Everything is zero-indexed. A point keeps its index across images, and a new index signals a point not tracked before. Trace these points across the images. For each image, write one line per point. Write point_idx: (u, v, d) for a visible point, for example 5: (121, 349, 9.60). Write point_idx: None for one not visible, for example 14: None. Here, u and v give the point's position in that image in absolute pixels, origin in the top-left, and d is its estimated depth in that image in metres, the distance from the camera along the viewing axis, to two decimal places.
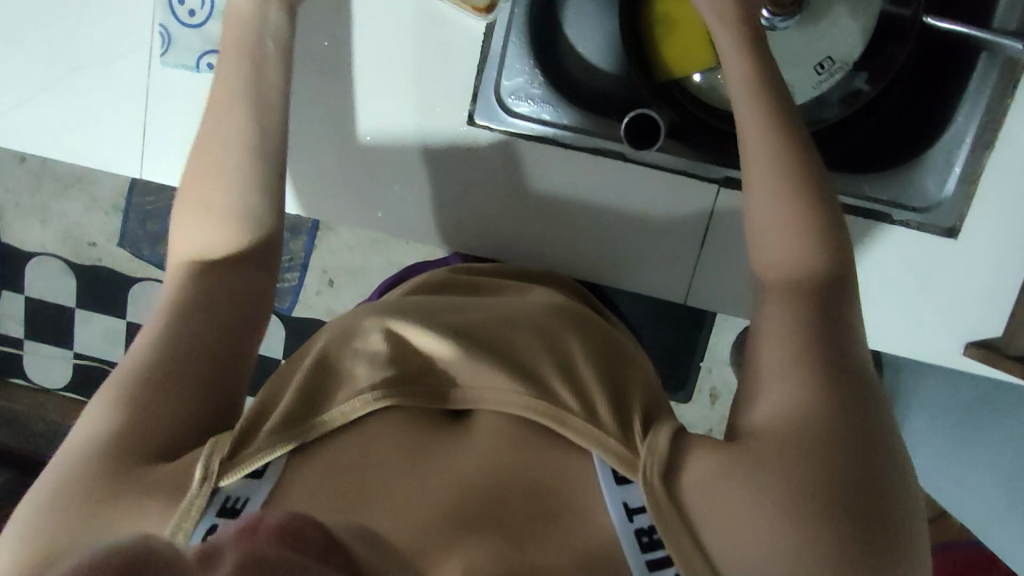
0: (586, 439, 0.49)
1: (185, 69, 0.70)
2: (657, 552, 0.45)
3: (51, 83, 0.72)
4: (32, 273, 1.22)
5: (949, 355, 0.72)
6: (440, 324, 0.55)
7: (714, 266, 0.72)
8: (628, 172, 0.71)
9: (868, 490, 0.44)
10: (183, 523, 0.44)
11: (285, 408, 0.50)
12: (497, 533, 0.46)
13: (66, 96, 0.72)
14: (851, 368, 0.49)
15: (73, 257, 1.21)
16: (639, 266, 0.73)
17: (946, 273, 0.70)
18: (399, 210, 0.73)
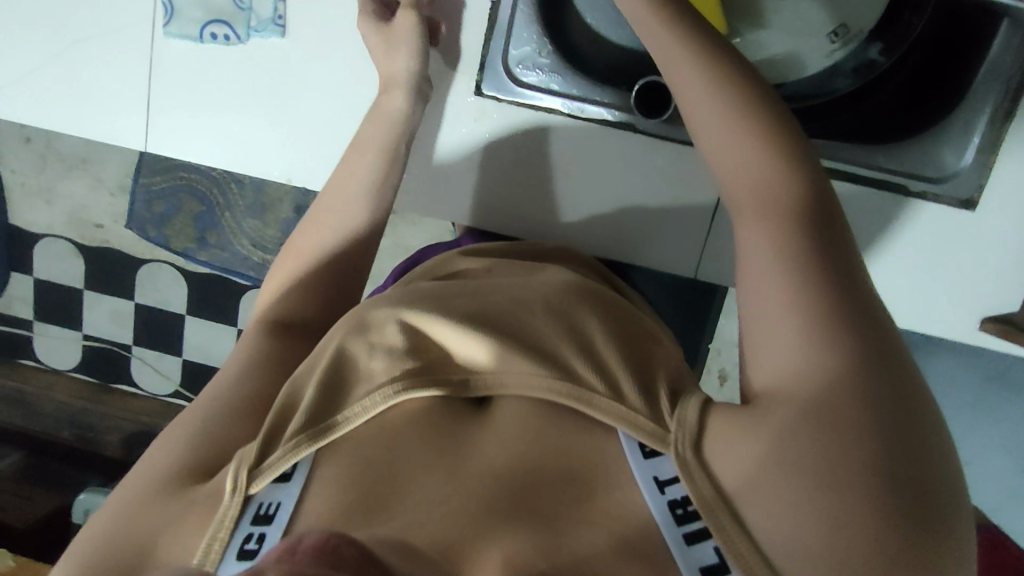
0: (615, 422, 0.46)
1: (189, 39, 0.74)
2: (692, 525, 0.43)
3: (54, 58, 0.77)
4: (42, 255, 1.34)
5: (966, 333, 0.74)
6: (452, 312, 0.53)
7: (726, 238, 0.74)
8: (637, 144, 0.74)
9: (909, 463, 0.41)
10: (218, 533, 0.44)
11: (307, 405, 0.48)
12: (533, 524, 0.43)
13: (67, 70, 0.77)
14: (867, 314, 0.45)
15: (81, 238, 1.32)
16: (666, 240, 0.76)
17: (967, 247, 0.71)
18: (434, 194, 0.78)
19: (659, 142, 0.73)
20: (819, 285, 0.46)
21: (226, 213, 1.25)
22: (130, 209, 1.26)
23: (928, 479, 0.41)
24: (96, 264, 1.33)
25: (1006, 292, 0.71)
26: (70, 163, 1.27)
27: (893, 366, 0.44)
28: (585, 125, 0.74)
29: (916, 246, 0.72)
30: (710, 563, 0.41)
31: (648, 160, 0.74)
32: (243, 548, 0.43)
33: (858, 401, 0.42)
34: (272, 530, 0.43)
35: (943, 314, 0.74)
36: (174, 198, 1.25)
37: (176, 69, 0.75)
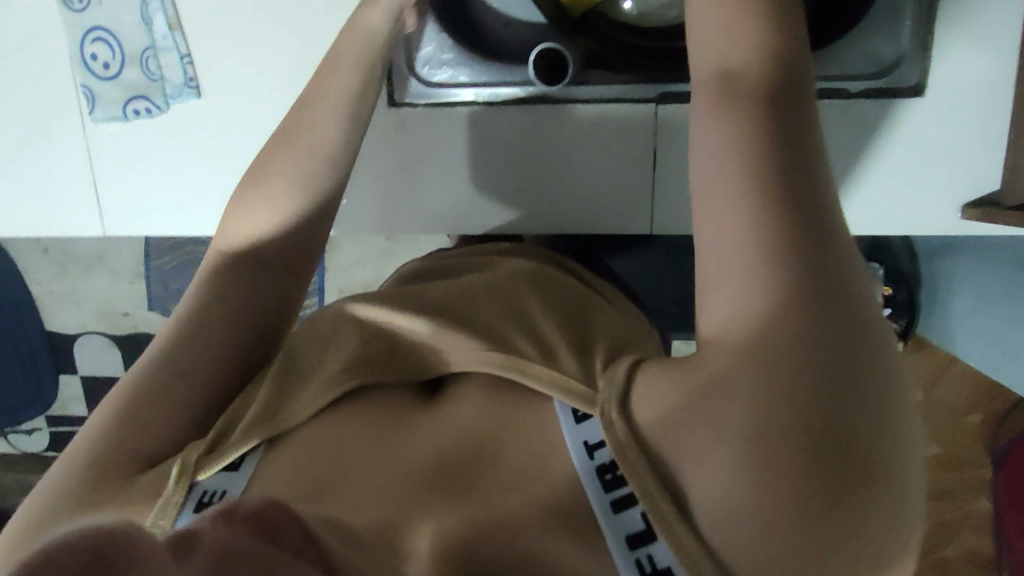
0: (545, 387, 0.46)
1: (116, 120, 0.77)
2: (621, 489, 0.42)
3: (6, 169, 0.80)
4: (81, 353, 1.40)
5: (951, 224, 0.72)
6: (402, 307, 0.56)
7: (678, 186, 0.76)
8: (572, 110, 0.74)
9: (840, 406, 0.36)
10: (161, 519, 0.44)
11: (256, 409, 0.50)
12: (463, 502, 0.43)
13: (21, 176, 0.80)
14: (822, 233, 0.39)
15: (111, 330, 1.38)
16: (618, 203, 0.77)
17: (930, 137, 0.69)
18: (393, 207, 0.79)
19: (569, 102, 0.74)
20: (779, 198, 0.39)
21: None
22: (149, 295, 1.34)
23: (869, 437, 0.36)
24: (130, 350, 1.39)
25: (980, 173, 0.70)
26: (87, 263, 1.33)
27: (850, 302, 0.38)
28: (502, 101, 0.75)
29: (879, 149, 0.71)
30: (635, 531, 0.41)
31: (572, 129, 0.75)
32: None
33: (807, 338, 0.36)
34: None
35: (918, 212, 0.72)
36: (188, 273, 1.32)
37: (114, 151, 0.79)
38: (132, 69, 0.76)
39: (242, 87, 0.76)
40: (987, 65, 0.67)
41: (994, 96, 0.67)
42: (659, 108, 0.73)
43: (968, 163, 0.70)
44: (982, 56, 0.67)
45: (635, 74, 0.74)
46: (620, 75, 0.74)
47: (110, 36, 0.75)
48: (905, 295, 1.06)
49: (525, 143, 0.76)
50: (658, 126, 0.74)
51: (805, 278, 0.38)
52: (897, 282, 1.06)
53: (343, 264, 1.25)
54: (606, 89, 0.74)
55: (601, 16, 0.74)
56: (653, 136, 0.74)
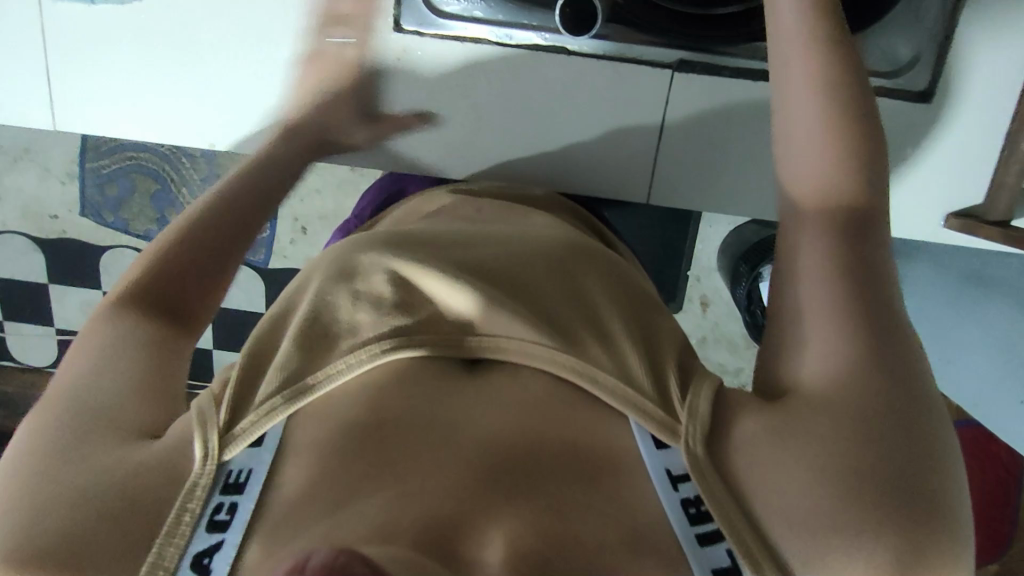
0: (612, 398, 0.48)
1: (78, 2, 0.75)
2: (706, 525, 0.44)
3: None
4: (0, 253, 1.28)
5: (931, 231, 0.73)
6: (449, 265, 0.53)
7: (723, 172, 0.76)
8: (631, 75, 0.72)
9: (910, 466, 0.43)
10: (187, 504, 0.44)
11: (294, 358, 0.49)
12: (533, 498, 0.43)
13: None
14: (889, 327, 0.47)
15: (36, 232, 1.27)
16: (676, 186, 0.77)
17: (931, 137, 0.69)
18: (389, 138, 0.78)
19: (591, 56, 0.71)
20: (852, 288, 0.48)
21: (181, 188, 1.22)
22: (81, 196, 1.23)
23: (934, 498, 0.42)
24: (57, 256, 1.28)
25: (967, 184, 0.71)
26: (12, 155, 1.21)
27: (911, 384, 0.45)
28: (535, 50, 0.72)
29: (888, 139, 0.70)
30: (721, 566, 0.42)
31: (608, 98, 0.73)
32: (213, 520, 0.43)
33: (867, 407, 0.44)
34: (244, 500, 0.44)
35: (909, 209, 0.72)
36: (127, 177, 1.22)
37: (71, 33, 0.77)
38: None
39: None
40: (1004, 79, 0.66)
41: (997, 104, 0.67)
42: (676, 77, 0.71)
43: (955, 172, 0.70)
44: (994, 71, 0.66)
45: (659, 34, 0.70)
46: (640, 33, 0.70)
47: None
48: None
49: (534, 117, 0.75)
50: (670, 96, 0.72)
51: (873, 358, 0.46)
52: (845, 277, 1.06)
53: (302, 193, 1.17)
54: (621, 45, 0.71)
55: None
56: (725, 132, 0.74)
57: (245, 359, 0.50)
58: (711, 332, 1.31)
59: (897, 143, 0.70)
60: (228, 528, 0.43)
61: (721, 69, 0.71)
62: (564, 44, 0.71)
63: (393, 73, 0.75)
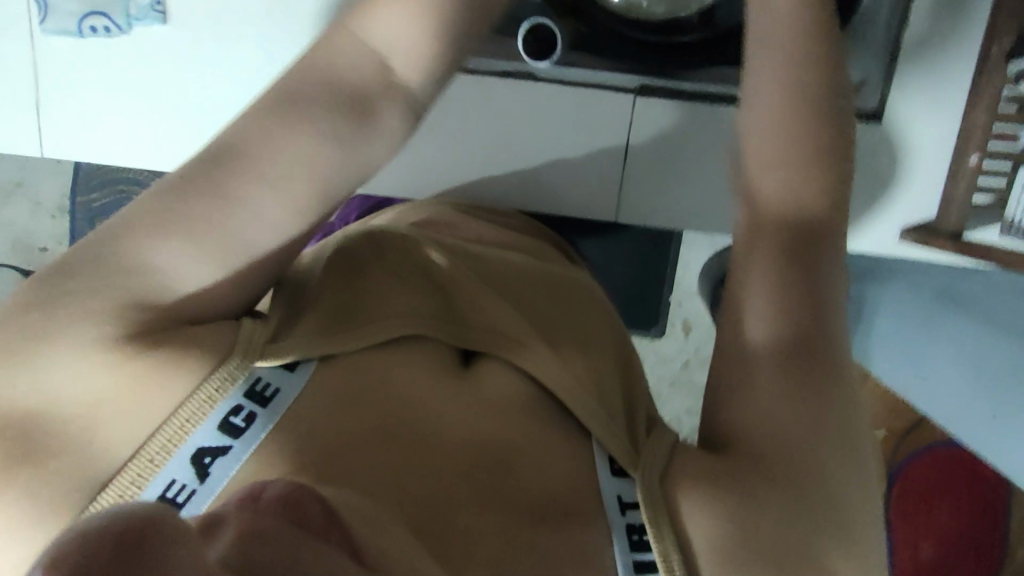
0: (584, 416, 0.46)
1: (69, 34, 0.79)
2: (647, 554, 0.41)
3: None
4: None
5: (887, 244, 0.76)
6: (463, 265, 0.54)
7: (687, 198, 0.78)
8: (602, 98, 0.75)
9: (829, 507, 0.43)
10: (208, 392, 0.41)
11: (320, 311, 0.47)
12: (497, 507, 0.42)
13: None
14: (829, 351, 0.47)
15: (25, 265, 1.28)
16: (641, 212, 0.79)
17: (884, 156, 0.72)
18: (434, 157, 0.79)
19: (558, 82, 0.74)
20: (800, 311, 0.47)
21: None
22: (72, 230, 1.26)
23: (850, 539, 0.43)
24: None
25: (919, 201, 0.73)
26: (6, 190, 1.26)
27: (848, 430, 0.45)
28: (503, 75, 0.75)
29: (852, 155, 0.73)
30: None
31: (582, 119, 0.75)
32: (226, 422, 0.41)
33: (806, 443, 0.44)
34: (264, 416, 0.42)
35: (869, 230, 0.75)
36: (116, 209, 1.23)
37: (61, 65, 0.81)
38: None
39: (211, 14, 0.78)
40: (949, 98, 0.69)
41: (942, 122, 0.70)
42: (637, 100, 0.74)
43: (907, 190, 0.73)
44: (938, 89, 0.69)
45: (620, 61, 0.74)
46: (603, 60, 0.75)
47: None
48: None
49: (535, 127, 0.76)
50: (632, 118, 0.75)
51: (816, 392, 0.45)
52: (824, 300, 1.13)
53: None
54: (587, 73, 0.75)
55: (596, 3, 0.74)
56: (686, 160, 0.76)
57: (281, 304, 0.48)
58: (694, 357, 1.32)
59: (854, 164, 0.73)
60: (239, 437, 0.41)
61: (681, 92, 0.74)
62: (530, 69, 0.74)
63: (461, 96, 0.75)
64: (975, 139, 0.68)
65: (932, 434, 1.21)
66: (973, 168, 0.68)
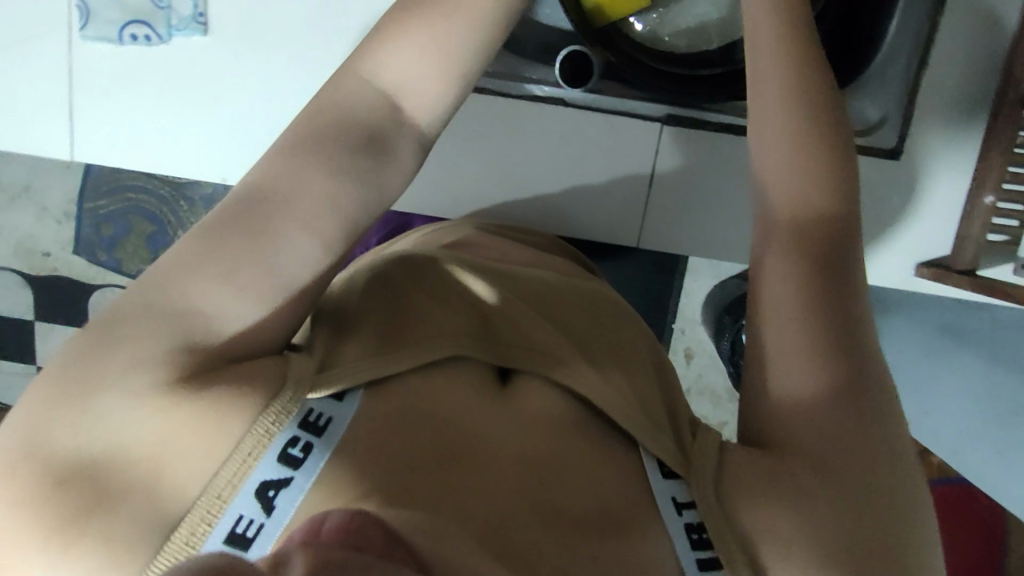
0: (636, 429, 0.47)
1: (108, 41, 0.81)
2: (706, 552, 0.43)
3: None
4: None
5: (902, 280, 0.78)
6: (499, 284, 0.55)
7: (709, 224, 0.80)
8: (635, 124, 0.77)
9: (891, 497, 0.43)
10: (260, 428, 0.41)
11: (370, 334, 0.48)
12: (562, 523, 0.42)
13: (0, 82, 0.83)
14: (872, 362, 0.47)
15: (29, 269, 1.29)
16: (666, 236, 0.81)
17: (901, 193, 0.74)
18: (457, 180, 0.80)
19: (589, 108, 0.77)
20: (840, 322, 0.46)
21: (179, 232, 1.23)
22: (77, 236, 1.26)
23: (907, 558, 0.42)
24: (47, 293, 1.30)
25: (932, 239, 0.75)
26: (12, 193, 1.24)
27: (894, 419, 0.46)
28: (536, 101, 0.77)
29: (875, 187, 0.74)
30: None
31: (616, 144, 0.78)
32: (286, 453, 0.41)
33: (862, 457, 0.44)
34: (320, 444, 0.42)
35: (887, 264, 0.77)
36: (124, 218, 1.24)
37: (98, 71, 0.82)
38: None
39: (250, 27, 0.80)
40: (964, 139, 0.72)
41: (958, 161, 0.73)
42: (665, 130, 0.76)
43: (919, 225, 0.75)
44: (955, 131, 0.72)
45: (649, 91, 0.76)
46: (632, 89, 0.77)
47: None
48: None
49: (565, 155, 0.78)
50: (659, 146, 0.77)
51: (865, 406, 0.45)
52: None
53: None
54: (616, 100, 0.77)
55: (623, 35, 0.77)
56: (712, 188, 0.78)
57: (324, 333, 0.48)
58: (695, 383, 1.29)
59: (874, 200, 0.75)
60: (299, 467, 0.41)
61: (705, 125, 0.77)
62: (562, 94, 0.77)
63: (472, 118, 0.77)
64: (990, 180, 0.70)
65: (933, 469, 1.22)
66: (987, 207, 0.71)
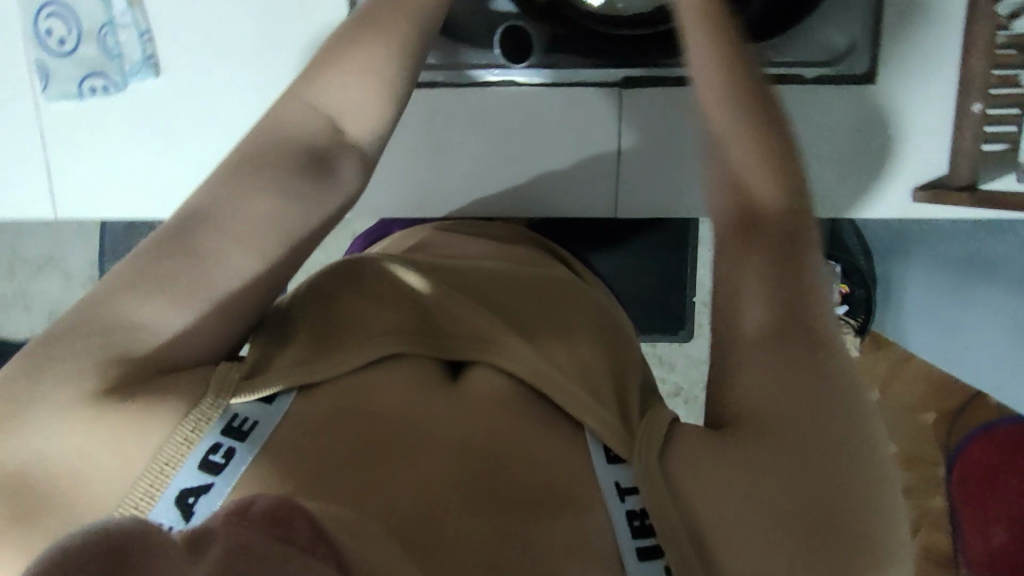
0: (582, 413, 0.46)
1: (69, 96, 0.81)
2: (648, 539, 0.42)
3: None
4: None
5: (901, 209, 0.73)
6: (436, 278, 0.54)
7: (682, 185, 0.77)
8: (589, 95, 0.74)
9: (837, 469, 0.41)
10: (186, 430, 0.42)
11: (302, 342, 0.48)
12: (495, 510, 0.41)
13: None
14: (819, 334, 0.45)
15: None
16: (637, 207, 0.79)
17: (884, 117, 0.70)
18: (409, 172, 0.78)
19: (541, 87, 0.74)
20: (782, 302, 0.46)
21: None
22: None
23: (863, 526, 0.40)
24: None
25: (925, 159, 0.71)
26: (38, 265, 1.34)
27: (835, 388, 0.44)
28: (486, 89, 0.75)
29: (849, 119, 0.71)
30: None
31: (569, 120, 0.75)
32: (207, 460, 0.41)
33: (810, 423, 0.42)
34: (243, 448, 0.42)
35: (878, 195, 0.73)
36: None
37: (66, 129, 0.84)
38: (87, 46, 0.80)
39: (204, 63, 0.81)
40: (943, 49, 0.67)
41: (937, 74, 0.68)
42: (625, 94, 0.74)
43: (909, 150, 0.71)
44: (930, 41, 0.67)
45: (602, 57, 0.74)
46: (585, 59, 0.74)
47: (66, 11, 0.80)
48: (862, 292, 1.20)
49: (513, 144, 0.76)
50: (621, 116, 0.75)
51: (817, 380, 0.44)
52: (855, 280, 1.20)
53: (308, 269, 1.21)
54: (571, 74, 0.74)
55: (571, 3, 0.74)
56: (678, 150, 0.75)
57: (253, 349, 0.48)
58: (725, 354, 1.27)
59: (852, 131, 0.71)
60: (220, 473, 0.41)
61: (666, 79, 0.74)
62: (513, 77, 0.74)
63: (427, 105, 0.75)
64: (976, 84, 0.66)
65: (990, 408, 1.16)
66: (977, 115, 0.66)
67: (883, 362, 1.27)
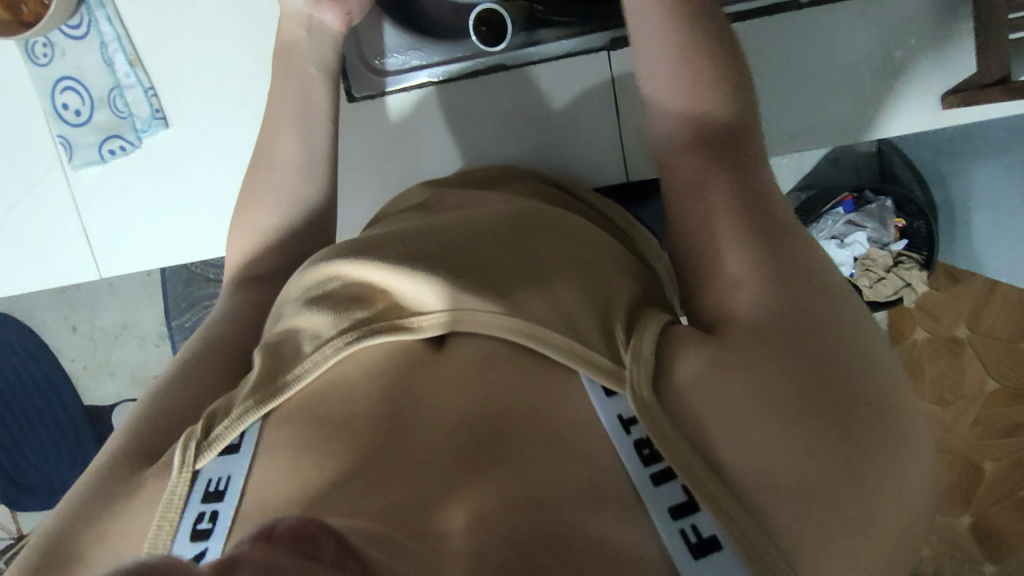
0: (562, 356, 0.42)
1: (94, 163, 0.82)
2: (660, 462, 0.39)
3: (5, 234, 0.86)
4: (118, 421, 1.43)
5: (929, 118, 0.67)
6: (387, 254, 0.47)
7: None
8: (567, 61, 0.72)
9: (838, 364, 0.40)
10: (168, 515, 0.42)
11: (260, 370, 0.45)
12: (508, 478, 0.38)
13: (15, 235, 0.86)
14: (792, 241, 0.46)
15: None
16: (638, 162, 0.74)
17: (893, 25, 0.65)
18: (402, 164, 0.77)
19: (525, 66, 0.72)
20: (742, 218, 0.47)
21: None
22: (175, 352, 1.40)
23: (874, 417, 0.39)
24: None
25: (949, 60, 0.65)
26: (115, 332, 1.43)
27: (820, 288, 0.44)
28: (472, 74, 0.73)
29: (855, 39, 0.66)
30: (677, 501, 0.38)
31: (550, 86, 0.73)
32: (196, 529, 0.41)
33: (798, 321, 0.42)
34: (224, 507, 0.41)
35: (903, 110, 0.67)
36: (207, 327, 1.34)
37: (96, 195, 0.84)
38: (101, 111, 0.82)
39: (203, 109, 0.80)
40: None
41: None
42: (613, 54, 0.71)
43: (931, 55, 0.65)
44: None
45: (583, 22, 0.71)
46: (563, 29, 0.71)
47: (78, 84, 0.82)
48: (922, 224, 1.06)
49: (495, 120, 0.75)
50: (611, 73, 0.71)
51: (789, 284, 0.44)
52: (910, 212, 1.05)
53: None
54: (552, 46, 0.72)
55: None
56: None
57: (215, 406, 0.46)
58: None
59: (858, 48, 0.66)
60: (210, 537, 0.40)
61: None
62: (500, 58, 0.72)
63: (406, 107, 0.75)
64: None
65: None
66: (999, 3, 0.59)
67: (962, 298, 1.20)
